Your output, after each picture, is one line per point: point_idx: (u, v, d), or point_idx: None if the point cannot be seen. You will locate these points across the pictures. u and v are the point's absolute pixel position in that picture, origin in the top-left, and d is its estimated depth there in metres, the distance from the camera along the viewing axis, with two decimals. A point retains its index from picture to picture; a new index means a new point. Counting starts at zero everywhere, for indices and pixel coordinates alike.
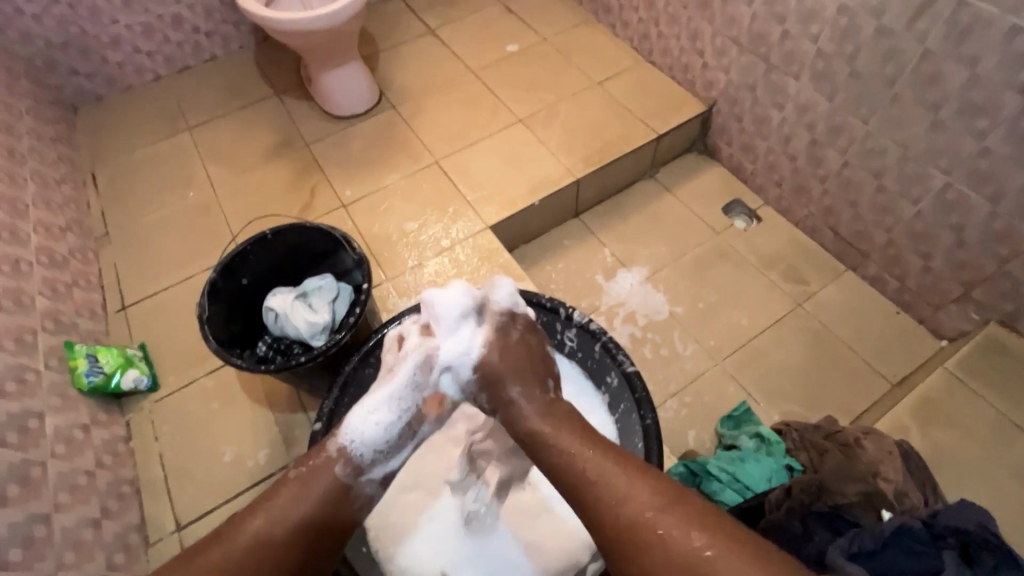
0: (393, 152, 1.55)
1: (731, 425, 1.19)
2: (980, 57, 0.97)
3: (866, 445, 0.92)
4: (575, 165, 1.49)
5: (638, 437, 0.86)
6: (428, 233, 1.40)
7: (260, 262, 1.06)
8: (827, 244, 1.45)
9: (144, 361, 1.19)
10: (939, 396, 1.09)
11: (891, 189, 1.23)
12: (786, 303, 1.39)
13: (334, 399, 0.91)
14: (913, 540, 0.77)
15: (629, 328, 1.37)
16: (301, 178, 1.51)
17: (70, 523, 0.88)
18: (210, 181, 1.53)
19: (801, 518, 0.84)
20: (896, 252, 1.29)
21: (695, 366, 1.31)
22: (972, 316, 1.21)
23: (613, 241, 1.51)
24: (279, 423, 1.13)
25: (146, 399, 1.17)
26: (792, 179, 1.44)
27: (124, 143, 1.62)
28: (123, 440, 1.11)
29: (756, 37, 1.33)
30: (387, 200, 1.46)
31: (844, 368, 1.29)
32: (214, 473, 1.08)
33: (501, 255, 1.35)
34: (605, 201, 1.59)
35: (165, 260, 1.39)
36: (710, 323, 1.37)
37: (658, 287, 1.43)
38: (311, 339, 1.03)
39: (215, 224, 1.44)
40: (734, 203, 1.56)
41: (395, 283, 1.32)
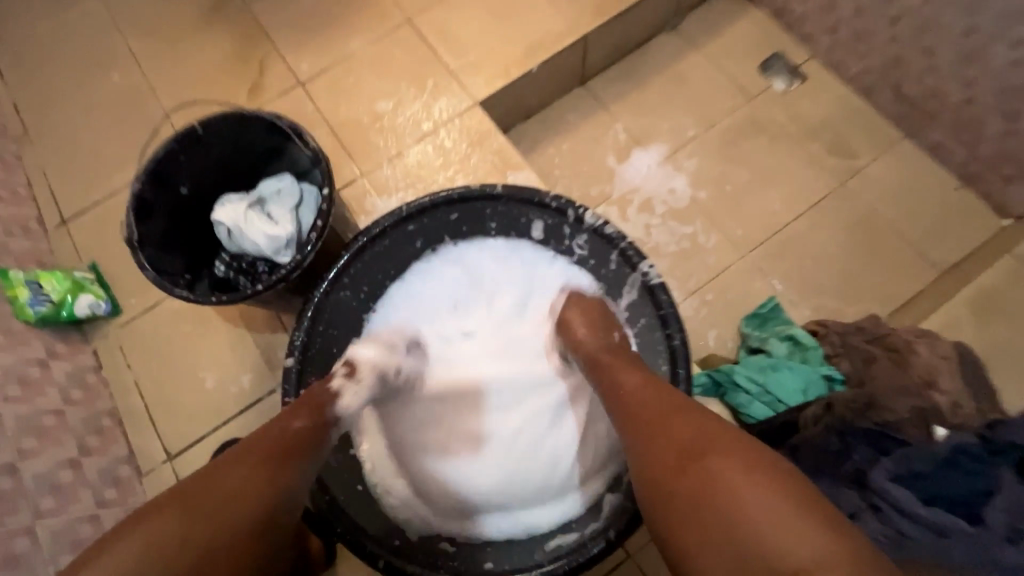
0: (354, 9, 1.24)
1: (757, 324, 1.08)
2: None
3: (919, 352, 0.82)
4: (581, 16, 1.19)
5: (661, 359, 0.74)
6: (405, 113, 1.16)
7: (197, 166, 0.86)
8: (885, 106, 1.21)
9: (99, 285, 1.06)
10: None
11: (985, 30, 0.96)
12: (828, 182, 1.20)
13: (306, 329, 0.76)
14: (968, 459, 0.69)
15: (645, 218, 1.20)
16: (244, 51, 1.23)
17: (41, 469, 0.82)
18: (135, 60, 1.25)
19: (840, 435, 0.75)
20: (973, 114, 1.06)
21: (718, 259, 1.16)
22: None
23: (627, 114, 1.27)
24: (261, 346, 1.03)
25: (110, 325, 1.06)
26: (852, 22, 1.15)
27: (19, 11, 1.30)
28: (92, 370, 1.02)
29: None
30: (352, 74, 1.20)
31: (889, 255, 1.14)
32: (197, 401, 1.00)
33: (495, 138, 1.13)
34: (618, 63, 1.31)
35: (98, 162, 1.18)
36: (738, 209, 1.20)
37: (679, 169, 1.23)
38: (276, 256, 0.87)
39: (151, 115, 1.20)
40: (775, 58, 1.28)
41: (371, 178, 1.12)
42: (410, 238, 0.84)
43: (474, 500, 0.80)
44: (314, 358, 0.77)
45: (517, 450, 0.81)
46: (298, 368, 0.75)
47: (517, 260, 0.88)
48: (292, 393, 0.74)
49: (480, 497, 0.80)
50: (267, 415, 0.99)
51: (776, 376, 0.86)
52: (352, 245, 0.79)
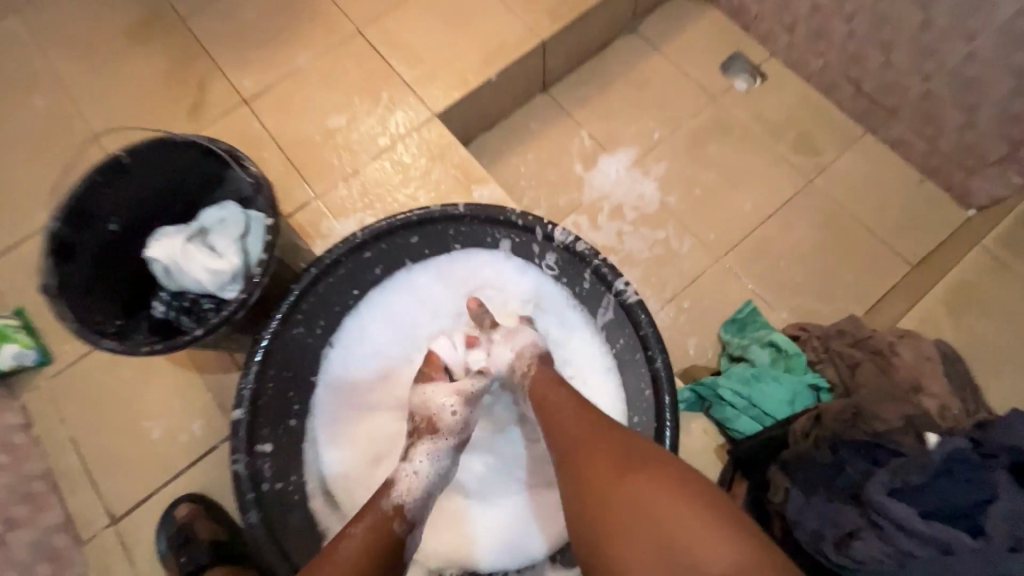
0: (298, 21, 1.17)
1: (736, 330, 1.05)
2: None
3: (901, 353, 0.80)
4: (539, 21, 1.15)
5: (645, 382, 0.70)
6: (360, 128, 1.10)
7: (125, 197, 0.77)
8: (845, 103, 1.21)
9: (24, 332, 0.95)
10: (979, 283, 0.93)
11: (940, 24, 0.96)
12: (796, 180, 1.19)
13: (256, 377, 0.68)
14: (964, 466, 0.66)
15: (616, 225, 1.16)
16: (183, 69, 1.14)
17: None
18: (60, 83, 1.15)
19: (831, 448, 0.72)
20: (932, 107, 1.07)
21: (694, 264, 1.14)
22: (1012, 181, 1.04)
23: (591, 120, 1.24)
24: (213, 388, 0.94)
25: (39, 375, 0.96)
26: (809, 20, 1.15)
27: None
28: (20, 428, 0.91)
29: None
30: (300, 89, 1.13)
31: (861, 251, 1.13)
32: (144, 454, 0.91)
33: (456, 151, 1.07)
34: (579, 69, 1.28)
35: (21, 196, 1.07)
36: (709, 212, 1.17)
37: (648, 174, 1.20)
38: (221, 291, 0.79)
39: (81, 142, 1.11)
40: (736, 58, 1.27)
41: (326, 200, 1.05)
42: (367, 265, 0.77)
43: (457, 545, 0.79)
44: (267, 408, 0.70)
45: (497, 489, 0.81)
46: (250, 419, 0.67)
47: (465, 270, 0.82)
48: (243, 448, 0.66)
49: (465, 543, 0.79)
50: (223, 464, 0.90)
51: (760, 387, 0.84)
52: (303, 278, 0.72)
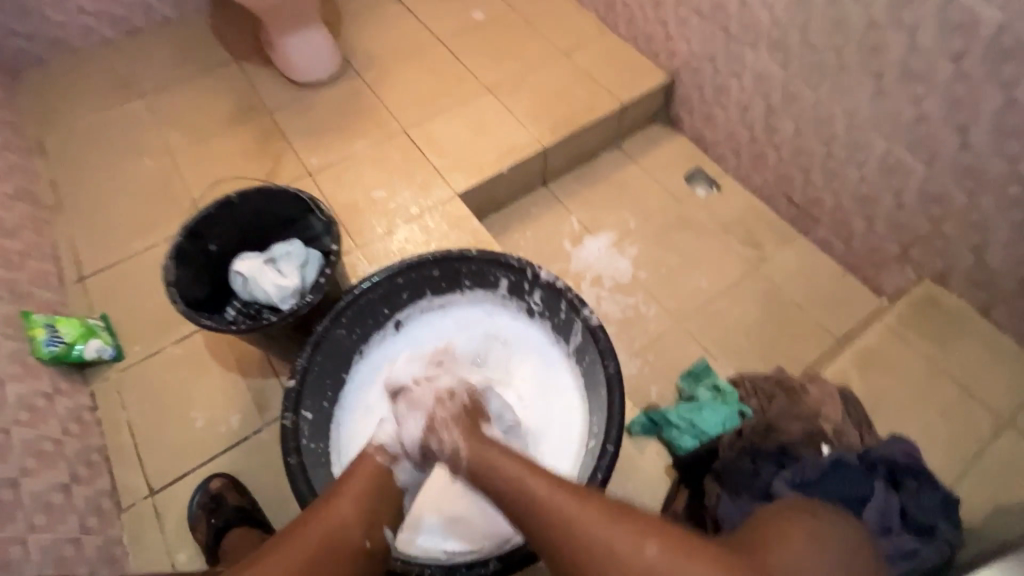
0: (359, 120, 1.53)
1: (691, 380, 1.25)
2: (918, 25, 1.03)
3: (810, 391, 1.02)
4: (543, 134, 1.51)
5: (602, 387, 0.90)
6: (397, 200, 1.40)
7: (227, 227, 1.05)
8: (781, 210, 1.52)
9: (107, 332, 1.17)
10: (878, 348, 1.18)
11: (839, 155, 1.29)
12: (743, 266, 1.46)
13: (307, 357, 0.92)
14: (848, 469, 0.85)
15: (595, 290, 1.42)
16: (265, 147, 1.48)
17: (38, 488, 0.88)
18: (169, 150, 1.48)
19: (751, 457, 0.93)
20: (843, 216, 1.37)
21: (658, 326, 1.37)
22: (909, 275, 1.30)
23: (580, 209, 1.55)
24: (251, 389, 1.13)
25: (110, 368, 1.15)
26: (749, 147, 1.50)
27: (71, 109, 1.55)
28: (88, 409, 1.10)
29: (716, 6, 1.36)
30: (354, 168, 1.45)
31: (796, 325, 1.37)
32: (186, 439, 1.09)
33: (471, 222, 1.37)
34: (572, 171, 1.62)
35: (124, 230, 1.35)
36: (672, 286, 1.43)
37: (623, 253, 1.48)
38: (280, 302, 1.03)
39: (177, 193, 1.41)
40: (696, 171, 1.61)
41: (364, 250, 1.32)
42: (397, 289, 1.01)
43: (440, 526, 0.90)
44: (311, 383, 0.92)
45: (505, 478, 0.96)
46: (298, 389, 0.90)
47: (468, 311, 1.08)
48: (291, 409, 0.87)
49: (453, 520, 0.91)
50: (251, 452, 1.08)
51: (700, 413, 1.03)
52: (351, 292, 0.97)
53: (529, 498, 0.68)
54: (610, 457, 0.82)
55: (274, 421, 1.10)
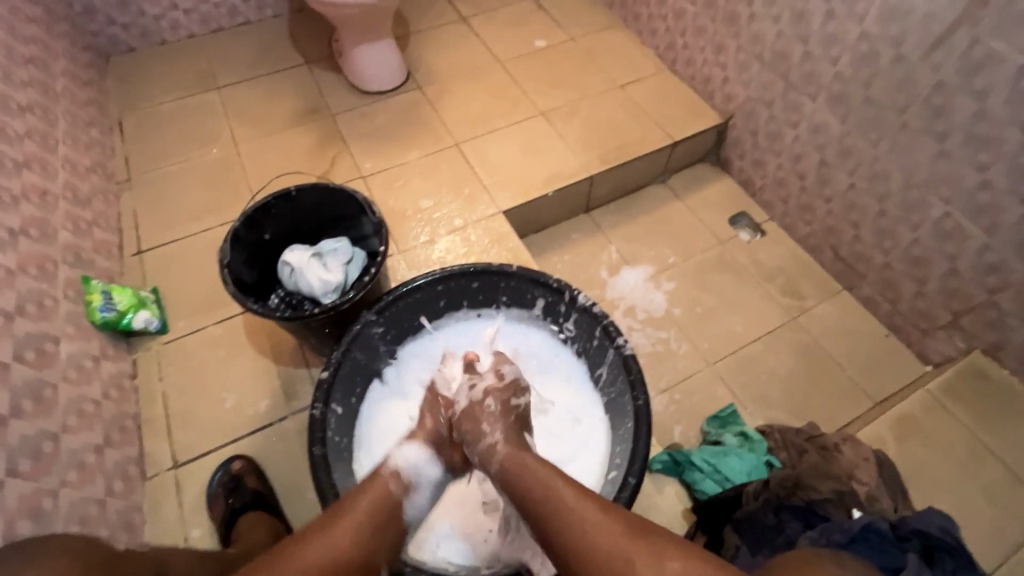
0: (415, 131, 1.59)
1: (717, 424, 1.23)
2: (988, 92, 1.02)
3: (843, 450, 0.99)
4: (591, 162, 1.53)
5: (630, 418, 0.89)
6: (442, 211, 1.44)
7: (282, 218, 1.09)
8: (826, 263, 1.49)
9: (156, 305, 1.22)
10: (918, 415, 1.14)
11: (893, 213, 1.27)
12: (781, 315, 1.43)
13: (342, 350, 0.94)
14: (880, 539, 0.81)
15: (628, 321, 1.42)
16: (324, 147, 1.55)
17: (75, 446, 0.91)
18: (235, 141, 1.56)
19: (775, 511, 0.90)
20: (891, 276, 1.33)
21: (687, 366, 1.35)
22: (957, 344, 1.25)
23: (619, 240, 1.55)
24: (282, 377, 1.17)
25: (154, 341, 1.20)
26: (798, 197, 1.48)
27: (152, 94, 1.65)
28: (129, 376, 1.14)
29: (778, 55, 1.37)
30: (405, 177, 1.49)
31: (832, 382, 1.33)
32: (214, 418, 1.12)
33: (511, 240, 1.39)
34: (616, 201, 1.63)
35: (183, 211, 1.42)
36: (706, 327, 1.41)
37: (659, 287, 1.47)
38: (322, 296, 1.06)
39: (237, 182, 1.48)
40: (741, 215, 1.60)
41: (405, 256, 1.36)
42: (436, 296, 1.03)
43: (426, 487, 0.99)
44: (343, 377, 0.94)
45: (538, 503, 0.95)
46: (330, 381, 0.92)
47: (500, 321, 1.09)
48: (320, 399, 0.90)
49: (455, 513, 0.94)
50: (274, 438, 1.10)
51: (725, 458, 1.02)
52: (392, 293, 1.00)
53: (562, 521, 0.69)
54: (632, 490, 0.81)
55: (300, 411, 1.13)
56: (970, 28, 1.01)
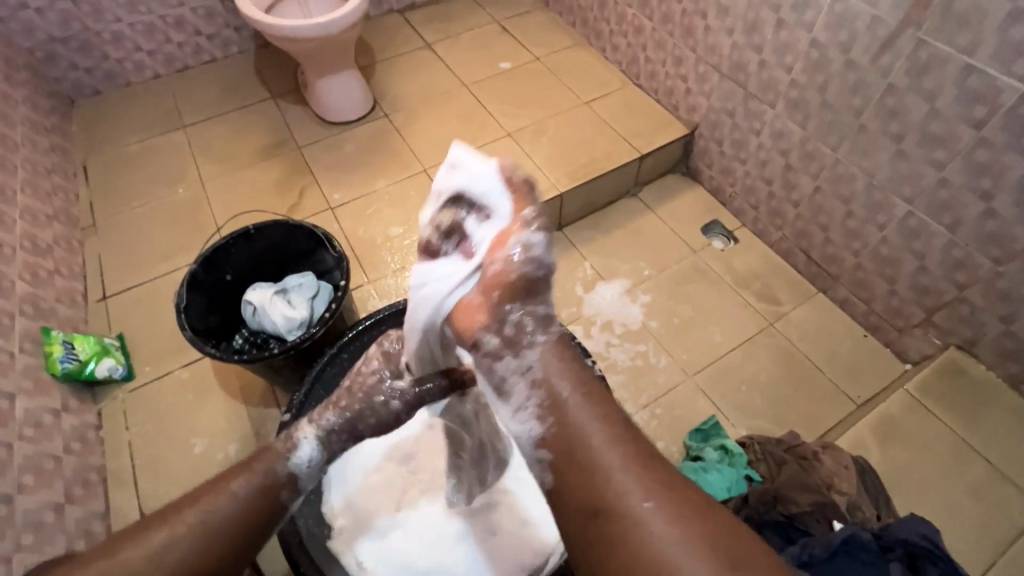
0: (384, 159, 1.58)
1: (699, 438, 1.22)
2: (938, 92, 1.03)
3: (822, 460, 0.98)
4: (560, 179, 1.53)
5: None
6: (412, 238, 1.43)
7: (242, 258, 1.08)
8: (800, 266, 1.49)
9: (121, 351, 1.20)
10: (898, 416, 1.13)
11: (859, 215, 1.27)
12: (758, 321, 1.43)
13: (305, 391, 0.93)
14: (862, 550, 0.80)
15: (606, 336, 1.40)
16: (291, 181, 1.54)
17: (31, 506, 0.88)
18: (201, 179, 1.55)
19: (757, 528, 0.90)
20: (863, 276, 1.33)
21: (667, 380, 1.34)
22: (934, 341, 1.25)
23: (593, 255, 1.55)
24: (252, 418, 1.14)
25: (120, 389, 1.17)
26: (767, 202, 1.49)
27: (118, 137, 1.65)
28: (93, 427, 1.11)
29: (735, 65, 1.39)
30: (374, 205, 1.49)
31: (813, 387, 1.32)
32: (182, 465, 1.09)
33: None
34: (588, 217, 1.63)
35: (149, 254, 1.40)
36: (684, 338, 1.40)
37: (635, 300, 1.46)
38: (287, 334, 1.05)
39: (205, 220, 1.47)
40: (713, 223, 1.60)
41: (376, 286, 1.35)
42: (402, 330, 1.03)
43: (354, 485, 0.94)
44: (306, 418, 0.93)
45: (513, 512, 0.93)
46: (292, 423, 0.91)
47: None
48: None
49: (405, 519, 0.92)
50: None
51: (705, 475, 1.01)
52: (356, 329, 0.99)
53: None
54: None
55: None
56: (915, 30, 1.02)
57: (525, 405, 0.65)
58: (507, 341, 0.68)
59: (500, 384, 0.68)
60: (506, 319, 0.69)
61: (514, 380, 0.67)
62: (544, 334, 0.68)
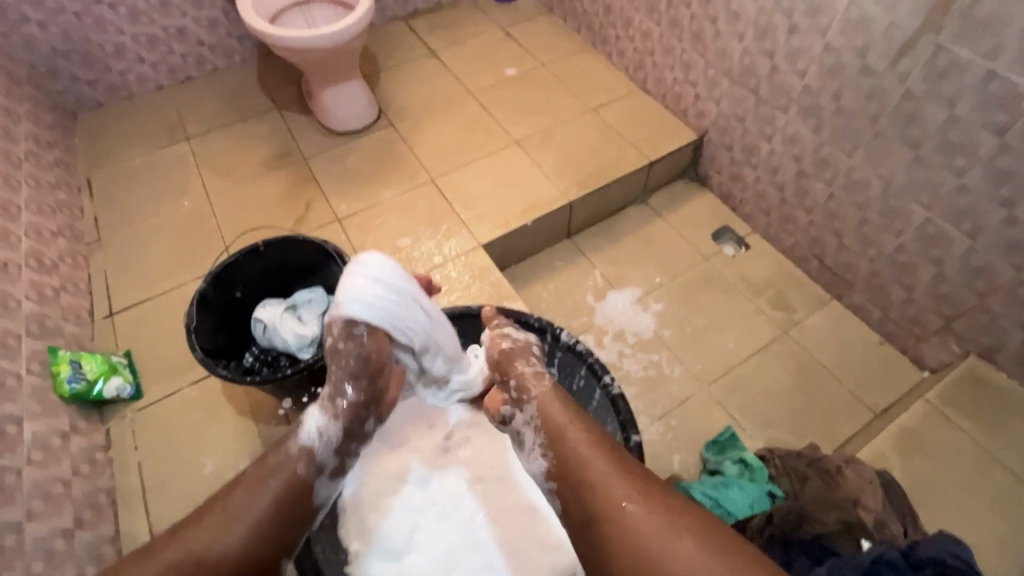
0: (391, 168, 1.57)
1: (716, 450, 1.20)
2: (958, 98, 1.01)
3: (846, 474, 0.96)
4: (569, 187, 1.52)
5: None
6: (421, 249, 1.41)
7: (251, 275, 1.07)
8: (813, 273, 1.47)
9: (128, 369, 1.18)
10: (919, 427, 1.11)
11: (875, 221, 1.25)
12: (772, 329, 1.41)
13: None
14: (892, 569, 0.78)
15: (618, 346, 1.39)
16: (297, 192, 1.52)
17: (41, 534, 0.86)
18: (206, 192, 1.53)
19: (782, 547, 0.89)
20: (879, 283, 1.31)
21: (682, 390, 1.32)
22: (953, 349, 1.23)
23: (603, 263, 1.53)
24: (263, 436, 1.12)
25: (128, 408, 1.16)
26: (779, 208, 1.47)
27: (121, 150, 1.63)
28: (102, 448, 1.09)
29: (746, 70, 1.37)
30: (382, 217, 1.47)
31: (830, 397, 1.30)
32: (193, 485, 1.07)
33: (493, 274, 1.37)
34: (597, 224, 1.61)
35: (155, 268, 1.39)
36: (698, 347, 1.38)
37: (646, 309, 1.45)
38: (298, 351, 1.03)
39: (211, 234, 1.45)
40: (724, 229, 1.59)
41: None
42: None
43: (368, 509, 0.92)
44: None
45: (534, 531, 0.91)
46: None
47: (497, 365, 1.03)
48: None
49: (421, 539, 0.90)
50: None
51: (726, 491, 1.02)
52: None
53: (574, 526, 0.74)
54: None
55: None
56: (933, 35, 1.00)
57: (536, 447, 0.79)
58: (514, 400, 0.84)
59: (516, 436, 0.83)
60: (512, 381, 0.86)
61: (525, 430, 0.82)
62: (538, 388, 0.82)
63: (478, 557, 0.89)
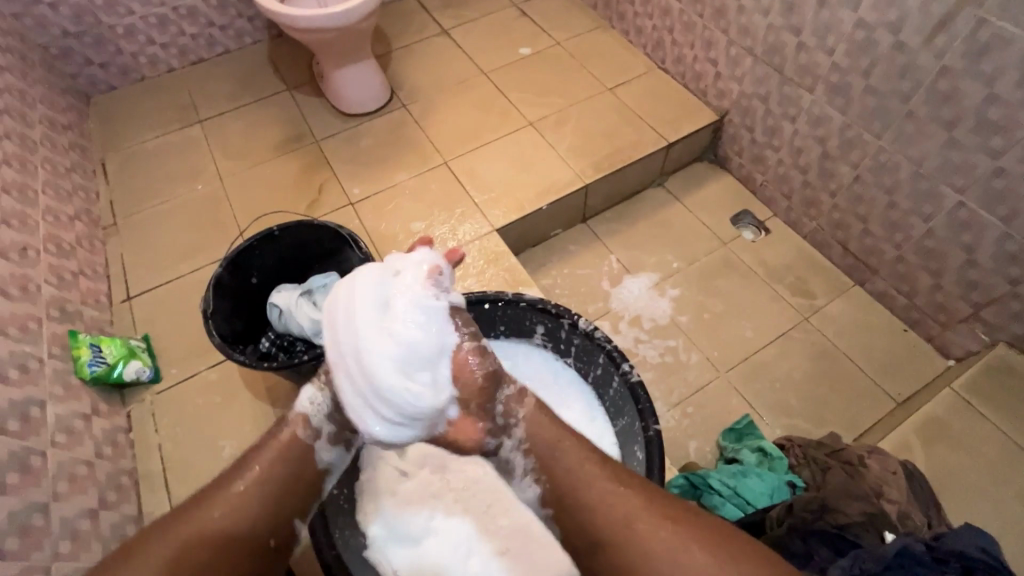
0: (404, 151, 1.55)
1: (733, 438, 1.19)
2: (999, 75, 0.96)
3: (869, 465, 0.97)
4: (584, 170, 1.48)
5: (638, 447, 0.86)
6: (435, 233, 1.40)
7: (266, 260, 1.07)
8: (836, 259, 1.43)
9: (147, 353, 1.19)
10: (945, 418, 1.08)
11: (903, 205, 1.21)
12: (792, 316, 1.38)
13: None
14: (915, 563, 0.77)
15: (634, 332, 1.37)
16: (310, 176, 1.51)
17: (67, 514, 0.88)
18: (220, 175, 1.53)
19: (802, 538, 0.88)
20: (905, 269, 1.27)
21: (699, 377, 1.30)
22: (980, 337, 1.19)
23: (619, 248, 1.50)
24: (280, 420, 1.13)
25: (147, 391, 1.17)
26: (802, 192, 1.43)
27: (134, 133, 1.63)
28: (123, 430, 1.11)
29: (771, 47, 1.32)
30: (396, 201, 1.45)
31: (851, 385, 1.27)
32: (212, 468, 1.08)
33: (508, 259, 1.35)
34: (613, 208, 1.58)
35: (171, 253, 1.39)
36: (716, 334, 1.36)
37: (663, 294, 1.42)
38: (313, 337, 1.03)
39: (225, 217, 1.45)
40: (743, 213, 1.55)
41: None
42: None
43: (383, 493, 0.92)
44: None
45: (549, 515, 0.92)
46: None
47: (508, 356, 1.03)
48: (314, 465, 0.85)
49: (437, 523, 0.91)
50: None
51: (745, 480, 1.01)
52: None
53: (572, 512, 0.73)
54: None
55: None
56: (974, 9, 0.95)
57: (528, 475, 0.78)
58: (498, 427, 0.78)
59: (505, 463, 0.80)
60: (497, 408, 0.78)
61: (515, 456, 0.78)
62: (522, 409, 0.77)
63: (494, 541, 0.90)
